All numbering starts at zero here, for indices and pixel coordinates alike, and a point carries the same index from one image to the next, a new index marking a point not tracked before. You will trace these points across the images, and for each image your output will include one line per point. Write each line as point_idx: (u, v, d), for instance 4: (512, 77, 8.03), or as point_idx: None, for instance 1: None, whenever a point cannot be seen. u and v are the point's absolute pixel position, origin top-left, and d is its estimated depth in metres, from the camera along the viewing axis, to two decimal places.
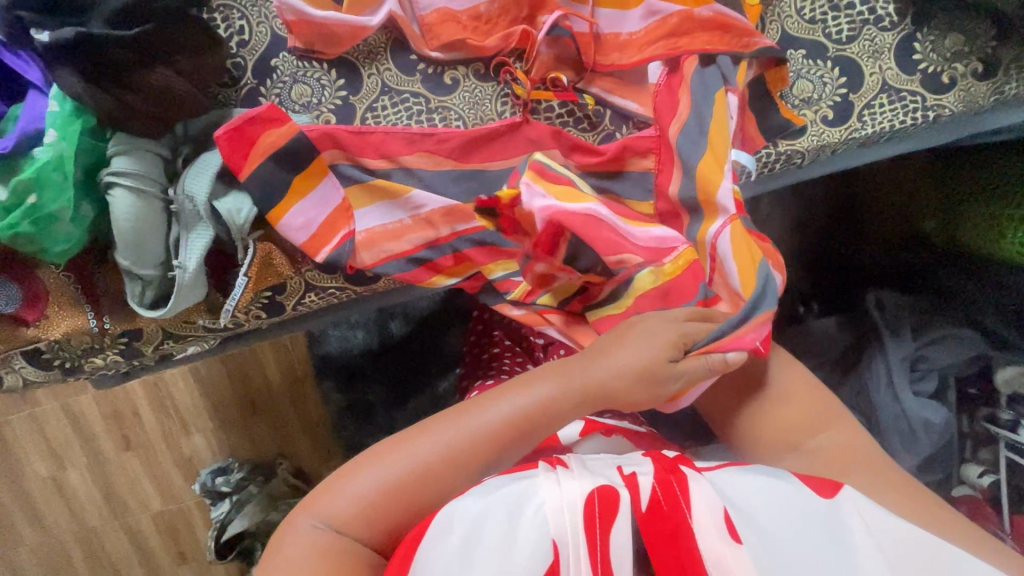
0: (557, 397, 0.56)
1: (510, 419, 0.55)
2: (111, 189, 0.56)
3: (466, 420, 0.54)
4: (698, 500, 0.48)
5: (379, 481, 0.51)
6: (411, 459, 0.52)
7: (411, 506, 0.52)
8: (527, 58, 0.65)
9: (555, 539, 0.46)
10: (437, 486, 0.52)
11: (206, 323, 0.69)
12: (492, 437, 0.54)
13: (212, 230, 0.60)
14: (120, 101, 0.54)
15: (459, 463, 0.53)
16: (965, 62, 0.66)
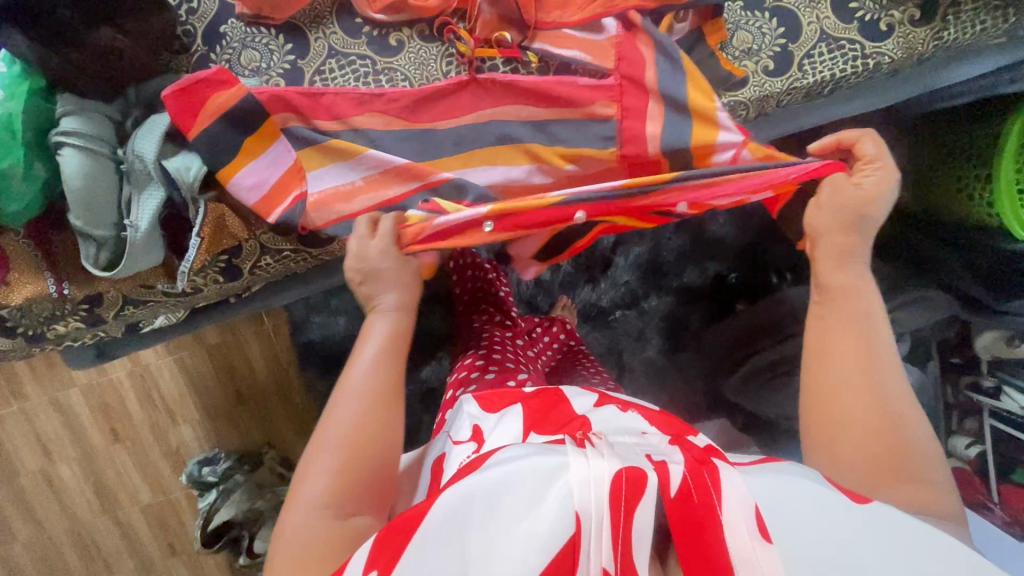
0: (396, 319, 0.64)
1: (384, 352, 0.62)
2: (60, 148, 0.57)
3: (353, 379, 0.60)
4: (730, 494, 0.41)
5: (332, 466, 0.55)
6: (338, 437, 0.56)
7: (368, 468, 0.56)
8: (469, 18, 0.67)
9: (577, 512, 0.42)
10: (375, 445, 0.57)
11: (164, 288, 0.70)
12: (381, 375, 0.60)
13: (163, 190, 0.62)
14: (66, 60, 0.55)
15: (380, 411, 0.58)
16: (902, 9, 0.67)
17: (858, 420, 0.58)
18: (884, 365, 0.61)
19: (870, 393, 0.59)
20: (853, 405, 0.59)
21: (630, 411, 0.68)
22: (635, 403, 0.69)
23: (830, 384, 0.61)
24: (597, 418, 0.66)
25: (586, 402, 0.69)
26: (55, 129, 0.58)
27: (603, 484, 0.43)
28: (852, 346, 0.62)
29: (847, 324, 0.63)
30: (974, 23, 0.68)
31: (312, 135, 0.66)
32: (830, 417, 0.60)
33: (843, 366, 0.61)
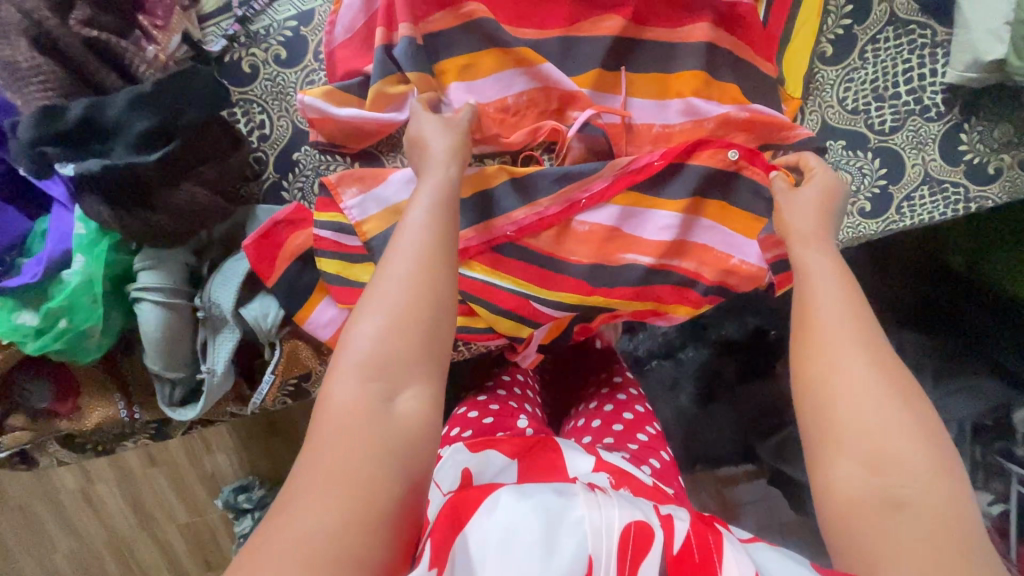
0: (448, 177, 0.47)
1: (436, 201, 0.45)
2: (139, 302, 0.56)
3: (400, 253, 0.41)
4: (731, 558, 0.39)
5: (372, 334, 0.38)
6: (378, 311, 0.39)
7: (418, 341, 0.38)
8: (557, 151, 0.63)
9: (591, 555, 0.39)
10: (418, 326, 0.39)
11: (234, 410, 0.68)
12: (440, 234, 0.43)
13: (238, 332, 0.60)
14: (148, 224, 0.52)
15: (433, 292, 0.40)
16: (1014, 153, 0.62)
17: (869, 417, 0.41)
18: (909, 394, 0.42)
19: (884, 378, 0.42)
20: (859, 397, 0.42)
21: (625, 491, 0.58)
22: (632, 479, 0.60)
23: (829, 353, 0.44)
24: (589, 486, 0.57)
25: (582, 465, 0.61)
26: (135, 283, 0.56)
27: (614, 532, 0.40)
28: (856, 312, 0.46)
29: (841, 296, 0.47)
30: None
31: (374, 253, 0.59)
32: (829, 400, 0.43)
33: (845, 338, 0.44)
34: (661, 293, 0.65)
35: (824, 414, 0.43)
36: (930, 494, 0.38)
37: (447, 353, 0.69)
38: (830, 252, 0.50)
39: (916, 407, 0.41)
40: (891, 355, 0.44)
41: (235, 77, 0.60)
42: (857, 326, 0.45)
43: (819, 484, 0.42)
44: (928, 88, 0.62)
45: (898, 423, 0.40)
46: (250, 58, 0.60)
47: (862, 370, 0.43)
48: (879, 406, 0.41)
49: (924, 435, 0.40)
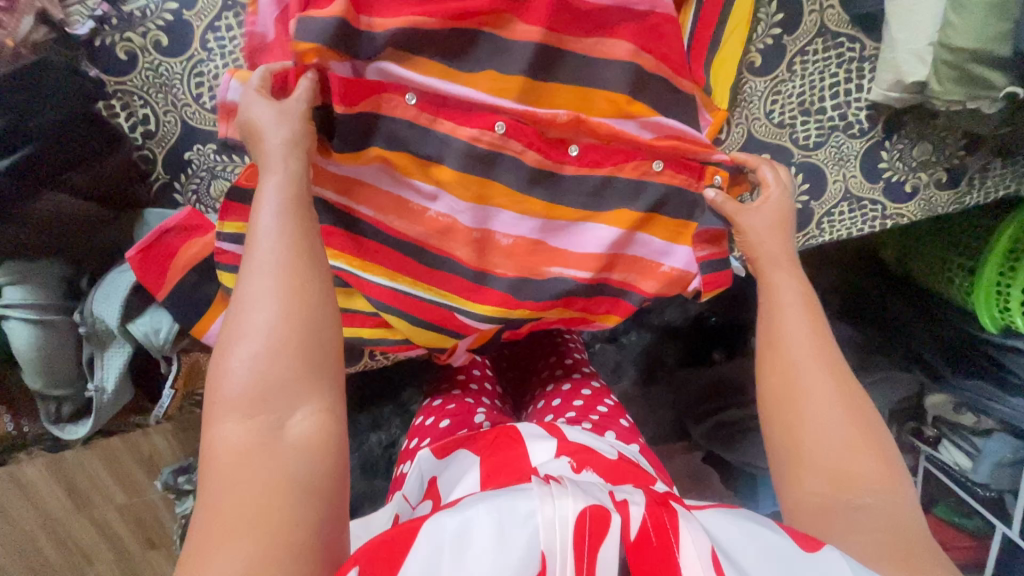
0: (297, 176, 0.44)
1: (291, 199, 0.42)
2: (6, 320, 0.52)
3: (255, 272, 0.39)
4: (689, 536, 0.39)
5: (256, 348, 0.37)
6: (254, 332, 0.38)
7: (294, 356, 0.38)
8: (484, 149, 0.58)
9: (544, 551, 0.38)
10: (306, 325, 0.38)
11: (138, 419, 0.65)
12: (296, 239, 0.41)
13: (129, 346, 0.56)
14: (3, 235, 0.48)
15: (301, 309, 0.39)
16: (930, 172, 0.64)
17: (830, 439, 0.47)
18: (861, 409, 0.49)
19: (842, 404, 0.49)
20: (823, 420, 0.48)
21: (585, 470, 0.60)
22: (592, 456, 0.62)
23: (797, 379, 0.50)
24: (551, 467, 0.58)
25: (544, 450, 0.62)
26: None
27: (568, 523, 0.39)
28: (817, 341, 0.52)
29: (807, 328, 0.52)
30: (999, 188, 0.65)
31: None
32: (796, 426, 0.49)
33: (808, 363, 0.51)
34: (582, 303, 0.64)
35: (794, 437, 0.49)
36: (880, 492, 0.45)
37: (363, 363, 0.68)
38: (796, 274, 0.56)
39: (869, 427, 0.48)
40: (849, 379, 0.50)
41: (108, 65, 0.51)
42: (816, 346, 0.51)
43: (787, 495, 0.48)
44: (853, 104, 0.61)
45: (844, 437, 0.47)
46: (125, 44, 0.52)
47: (810, 392, 0.49)
48: (837, 419, 0.48)
49: (874, 448, 0.47)
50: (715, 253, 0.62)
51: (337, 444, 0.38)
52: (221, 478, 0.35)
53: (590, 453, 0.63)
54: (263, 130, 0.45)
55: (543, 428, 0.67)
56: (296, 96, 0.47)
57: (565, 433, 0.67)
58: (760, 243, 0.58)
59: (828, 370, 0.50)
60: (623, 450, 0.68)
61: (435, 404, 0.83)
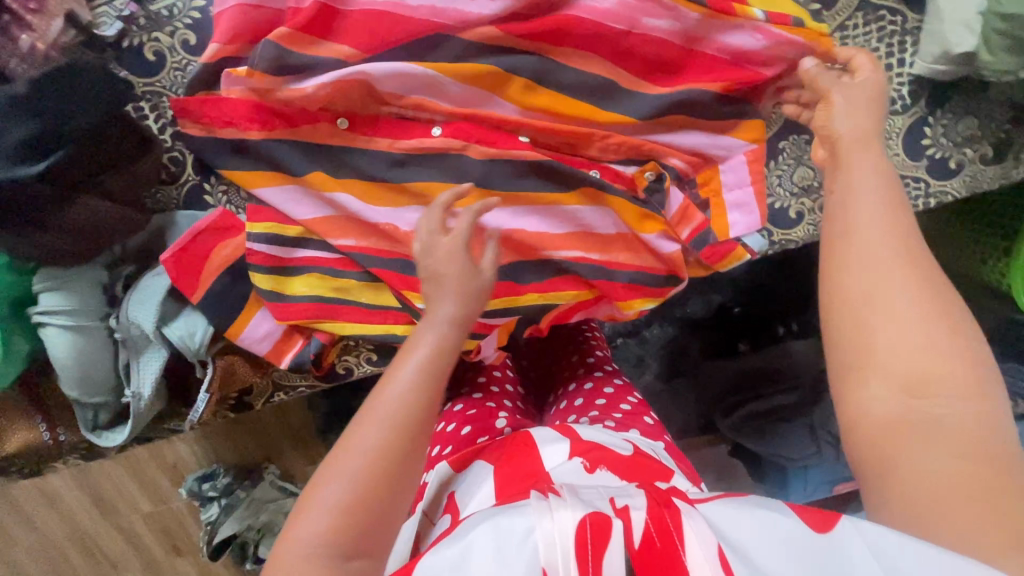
0: (449, 340, 0.47)
1: (430, 360, 0.46)
2: (44, 327, 0.51)
3: (377, 424, 0.43)
4: (693, 536, 0.38)
5: (344, 500, 0.40)
6: (348, 470, 0.41)
7: (378, 513, 0.41)
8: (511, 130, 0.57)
9: (545, 568, 0.37)
10: (402, 475, 0.42)
11: (173, 426, 0.64)
12: (419, 400, 0.44)
13: (165, 350, 0.56)
14: (38, 244, 0.47)
15: (398, 471, 0.42)
16: (975, 147, 0.62)
17: (908, 339, 0.40)
18: (951, 308, 0.41)
19: (932, 312, 0.40)
20: (895, 315, 0.41)
21: (600, 469, 0.59)
22: (607, 453, 0.62)
23: (880, 280, 0.42)
24: (562, 471, 0.58)
25: (558, 452, 0.61)
26: (35, 305, 0.50)
27: (568, 535, 0.38)
28: (900, 229, 0.43)
29: (884, 211, 0.44)
30: None
31: (323, 257, 0.59)
32: (866, 324, 0.41)
33: (887, 258, 0.42)
34: (607, 289, 0.62)
35: (864, 338, 0.41)
36: (962, 403, 0.39)
37: None
38: (876, 157, 0.46)
39: (954, 327, 0.40)
40: (936, 275, 0.42)
41: (137, 66, 0.52)
42: (896, 233, 0.43)
43: (849, 403, 0.42)
44: (895, 79, 0.59)
45: (922, 342, 0.40)
46: (153, 44, 0.52)
47: (885, 284, 0.41)
48: (917, 322, 0.40)
49: (960, 344, 0.40)
50: (702, 226, 0.60)
51: None
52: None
53: (604, 448, 0.63)
54: (444, 282, 0.49)
55: (555, 428, 0.66)
56: (458, 229, 0.51)
57: (579, 431, 0.66)
58: (837, 125, 0.49)
59: (910, 261, 0.42)
60: (639, 443, 0.67)
61: (456, 408, 0.80)
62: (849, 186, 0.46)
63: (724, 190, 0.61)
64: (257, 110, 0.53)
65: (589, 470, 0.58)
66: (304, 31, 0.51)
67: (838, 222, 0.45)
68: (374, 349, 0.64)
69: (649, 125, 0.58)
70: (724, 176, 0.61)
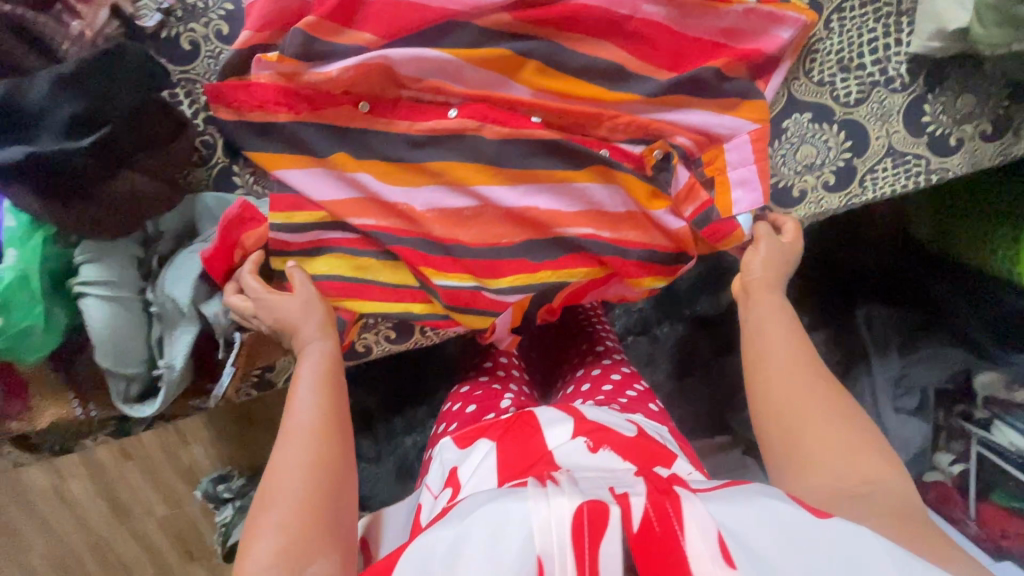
0: (328, 359, 0.57)
1: (323, 390, 0.55)
2: (82, 298, 0.53)
3: (294, 447, 0.51)
4: (693, 525, 0.41)
5: (283, 516, 0.47)
6: (283, 501, 0.48)
7: (318, 514, 0.48)
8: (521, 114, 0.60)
9: (539, 555, 0.40)
10: (332, 488, 0.50)
11: (197, 403, 0.66)
12: (323, 414, 0.53)
13: (196, 326, 0.58)
14: (83, 215, 0.49)
15: (325, 473, 0.50)
16: (974, 124, 0.64)
17: (828, 436, 0.51)
18: (847, 405, 0.53)
19: (833, 405, 0.53)
20: (808, 412, 0.53)
21: (603, 449, 0.61)
22: (610, 434, 0.63)
23: (794, 392, 0.54)
24: (564, 452, 0.60)
25: (562, 432, 0.63)
26: (75, 277, 0.53)
27: (565, 523, 0.41)
28: (802, 351, 0.57)
29: (791, 342, 0.57)
30: None
31: (344, 238, 0.62)
32: (792, 438, 0.52)
33: (794, 371, 0.55)
34: (619, 267, 0.65)
35: (795, 446, 0.52)
36: (884, 486, 0.49)
37: (414, 340, 0.69)
38: (779, 295, 0.61)
39: (853, 418, 0.52)
40: (831, 379, 0.55)
41: (175, 55, 0.56)
42: (796, 356, 0.56)
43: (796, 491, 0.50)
44: (893, 58, 0.62)
45: (830, 433, 0.51)
46: (189, 34, 0.56)
47: (796, 393, 0.54)
48: (827, 418, 0.52)
49: (877, 449, 0.51)
50: (703, 206, 0.61)
51: None
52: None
53: (610, 432, 0.64)
54: (289, 318, 0.57)
55: (559, 409, 0.68)
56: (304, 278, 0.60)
57: (585, 413, 0.68)
58: (754, 265, 0.61)
59: (810, 370, 0.55)
60: (643, 425, 0.69)
61: (463, 389, 0.83)
62: (772, 313, 0.59)
63: (729, 168, 0.62)
64: (286, 95, 0.57)
65: (592, 448, 0.60)
66: (329, 19, 0.54)
67: (757, 355, 0.58)
68: (392, 327, 0.67)
69: (655, 103, 0.60)
70: (729, 155, 0.62)
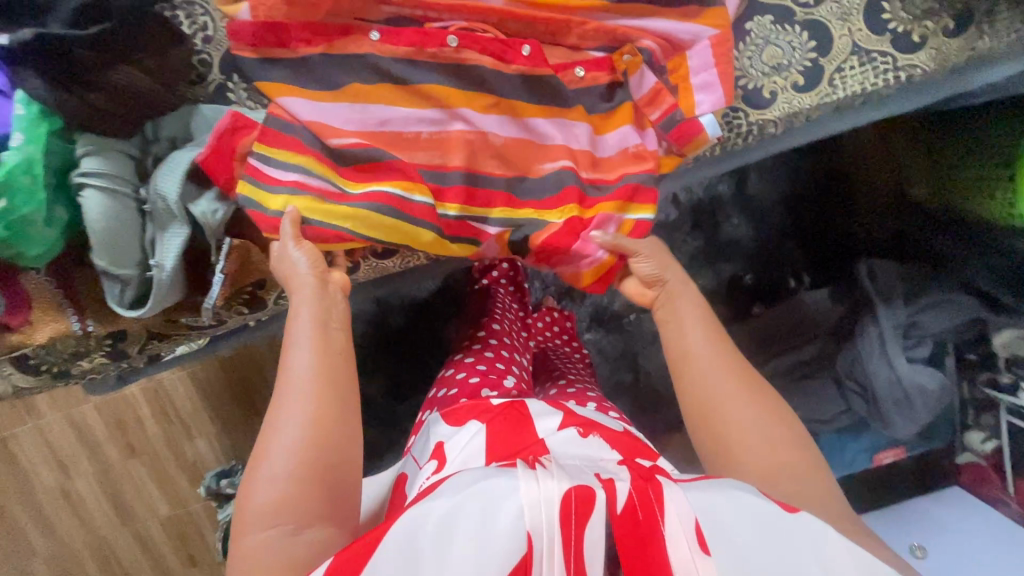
0: (323, 314, 0.58)
1: (326, 357, 0.56)
2: (82, 190, 0.56)
3: (291, 409, 0.52)
4: (671, 510, 0.43)
5: (280, 473, 0.49)
6: (280, 455, 0.50)
7: (314, 474, 0.50)
8: (494, 24, 0.64)
9: (529, 532, 0.42)
10: (328, 457, 0.51)
11: (189, 321, 0.69)
12: (322, 373, 0.54)
13: (187, 228, 0.60)
14: (84, 101, 0.54)
15: (323, 435, 0.52)
16: (935, 20, 0.66)
17: (746, 420, 0.59)
18: (758, 384, 0.61)
19: (745, 388, 0.60)
20: (726, 398, 0.60)
21: (591, 434, 0.63)
22: (597, 425, 0.66)
23: (713, 380, 0.61)
24: (558, 440, 0.61)
25: (550, 423, 0.64)
26: (77, 170, 0.56)
27: (554, 503, 0.42)
28: (715, 337, 0.64)
29: (704, 329, 0.64)
30: (1011, 30, 0.65)
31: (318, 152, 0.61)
32: (716, 413, 0.59)
33: (709, 357, 0.62)
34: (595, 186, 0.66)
35: (719, 430, 0.59)
36: (797, 461, 0.57)
37: (401, 256, 0.71)
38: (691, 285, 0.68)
39: (763, 395, 0.60)
40: (741, 360, 0.63)
41: None
42: (711, 342, 0.64)
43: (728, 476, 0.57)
44: None
45: (744, 415, 0.59)
46: None
47: (713, 380, 0.61)
48: (744, 400, 0.60)
49: (786, 426, 0.60)
50: (669, 109, 0.64)
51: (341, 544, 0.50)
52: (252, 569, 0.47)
53: (597, 424, 0.66)
54: (291, 276, 0.59)
55: (547, 403, 0.70)
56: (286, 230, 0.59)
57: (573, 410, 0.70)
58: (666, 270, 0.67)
59: (724, 354, 0.63)
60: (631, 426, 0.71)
61: (466, 360, 0.84)
62: (693, 308, 0.67)
63: (694, 74, 0.65)
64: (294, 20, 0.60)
65: (582, 433, 0.62)
66: None
67: (679, 349, 0.64)
68: (379, 240, 0.69)
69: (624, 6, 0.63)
70: (691, 61, 0.65)
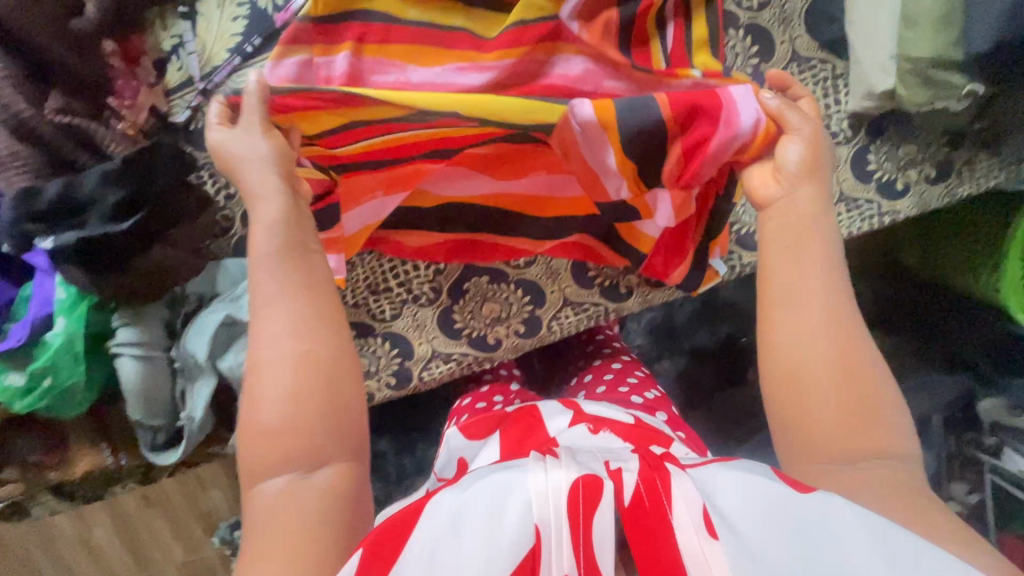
0: (287, 223, 0.50)
1: (295, 272, 0.49)
2: (117, 358, 0.60)
3: (268, 332, 0.47)
4: (680, 497, 0.38)
5: (272, 416, 0.45)
6: (269, 395, 0.46)
7: (303, 409, 0.45)
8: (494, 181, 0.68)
9: (538, 524, 0.38)
10: (310, 384, 0.46)
11: (216, 449, 0.73)
12: (287, 283, 0.48)
13: (214, 378, 0.64)
14: (119, 285, 0.57)
15: (301, 370, 0.46)
16: (918, 169, 0.69)
17: (828, 375, 0.48)
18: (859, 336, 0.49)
19: (835, 329, 0.49)
20: (805, 333, 0.49)
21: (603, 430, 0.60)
22: (609, 420, 0.62)
23: (807, 311, 0.50)
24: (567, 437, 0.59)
25: (560, 422, 0.62)
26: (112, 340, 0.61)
27: (561, 494, 0.39)
28: (828, 268, 0.51)
29: (813, 251, 0.52)
30: (988, 178, 0.70)
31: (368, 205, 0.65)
32: (796, 355, 0.49)
33: (803, 288, 0.51)
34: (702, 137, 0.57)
35: (793, 376, 0.49)
36: (884, 436, 0.47)
37: (413, 386, 0.72)
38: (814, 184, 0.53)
39: (853, 343, 0.49)
40: (843, 301, 0.50)
41: (198, 143, 0.64)
42: (805, 266, 0.51)
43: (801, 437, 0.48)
44: (834, 115, 0.69)
45: (827, 357, 0.48)
46: (212, 126, 0.64)
47: (796, 312, 0.50)
48: (832, 347, 0.49)
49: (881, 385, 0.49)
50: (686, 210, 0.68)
51: (351, 498, 0.45)
52: (258, 529, 0.42)
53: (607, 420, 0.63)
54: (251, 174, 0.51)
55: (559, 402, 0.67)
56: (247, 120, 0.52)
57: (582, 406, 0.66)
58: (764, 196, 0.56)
59: (819, 285, 0.51)
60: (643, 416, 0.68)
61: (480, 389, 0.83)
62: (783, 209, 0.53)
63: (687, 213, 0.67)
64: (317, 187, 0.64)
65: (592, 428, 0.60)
66: None
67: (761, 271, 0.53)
68: (392, 374, 0.71)
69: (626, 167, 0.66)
70: None
